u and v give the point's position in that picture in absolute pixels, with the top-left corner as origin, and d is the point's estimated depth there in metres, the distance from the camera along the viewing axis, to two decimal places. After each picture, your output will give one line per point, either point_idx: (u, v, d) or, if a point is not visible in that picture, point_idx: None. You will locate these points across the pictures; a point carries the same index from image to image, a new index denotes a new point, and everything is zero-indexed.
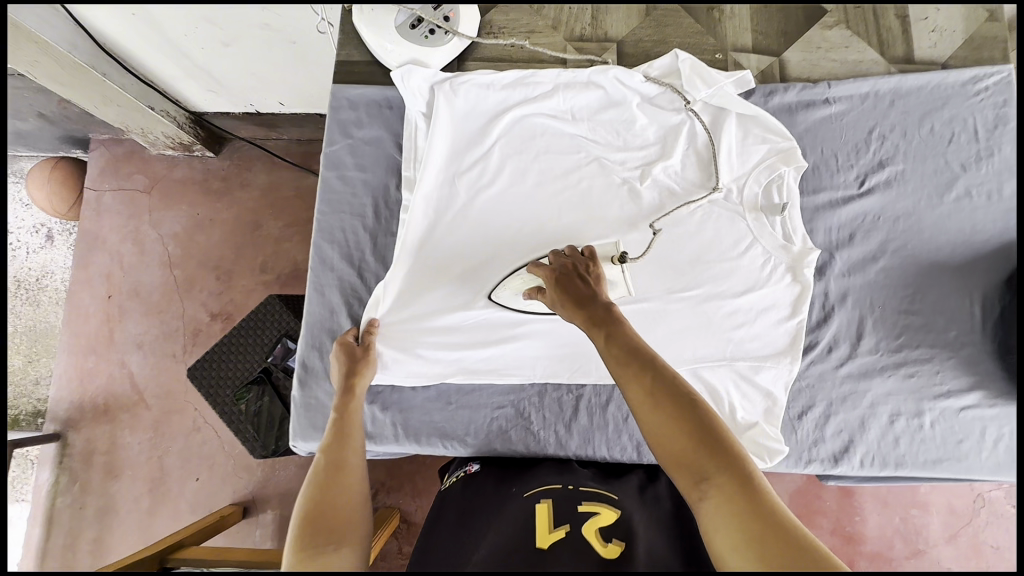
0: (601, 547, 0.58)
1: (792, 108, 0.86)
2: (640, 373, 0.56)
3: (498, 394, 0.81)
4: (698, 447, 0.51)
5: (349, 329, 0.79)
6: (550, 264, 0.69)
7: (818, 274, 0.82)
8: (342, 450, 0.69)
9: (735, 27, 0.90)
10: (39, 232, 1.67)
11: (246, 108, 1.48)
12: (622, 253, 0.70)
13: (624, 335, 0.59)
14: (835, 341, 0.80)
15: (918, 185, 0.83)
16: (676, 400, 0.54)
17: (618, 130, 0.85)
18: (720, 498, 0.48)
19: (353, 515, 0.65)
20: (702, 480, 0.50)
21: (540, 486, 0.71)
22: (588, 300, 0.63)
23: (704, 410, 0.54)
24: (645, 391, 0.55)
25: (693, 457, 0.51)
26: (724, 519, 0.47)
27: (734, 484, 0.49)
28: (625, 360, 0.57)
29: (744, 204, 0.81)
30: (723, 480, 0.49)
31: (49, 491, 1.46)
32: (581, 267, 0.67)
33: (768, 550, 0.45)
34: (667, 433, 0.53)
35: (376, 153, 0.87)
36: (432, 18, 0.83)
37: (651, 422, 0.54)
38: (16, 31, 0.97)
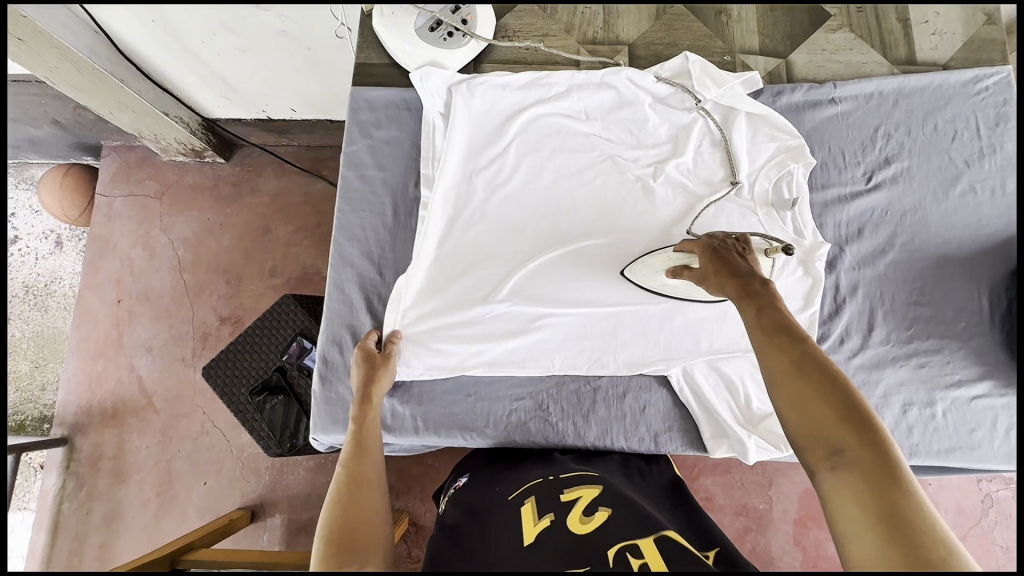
0: (584, 525, 0.60)
1: (799, 108, 0.89)
2: (785, 344, 0.55)
3: (516, 386, 0.82)
4: (838, 421, 0.49)
5: (372, 332, 0.80)
6: (702, 241, 0.69)
7: (829, 267, 0.84)
8: (361, 460, 0.70)
9: (743, 31, 0.93)
10: (48, 238, 1.68)
11: (258, 114, 1.51)
12: (787, 245, 0.64)
13: (772, 308, 0.58)
14: (847, 333, 0.81)
15: (924, 181, 0.86)
16: (821, 374, 0.52)
17: (631, 129, 0.87)
18: (855, 474, 0.46)
19: (377, 528, 0.64)
20: (836, 455, 0.48)
21: (526, 482, 0.72)
22: (744, 273, 0.62)
23: (856, 392, 0.51)
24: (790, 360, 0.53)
25: (830, 431, 0.49)
26: (853, 494, 0.45)
27: (875, 465, 0.46)
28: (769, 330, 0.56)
29: (754, 199, 0.84)
30: (860, 458, 0.46)
31: (56, 496, 1.45)
32: (738, 249, 0.66)
33: (901, 533, 0.42)
34: (804, 404, 0.51)
35: (394, 152, 0.89)
36: (451, 21, 0.85)
37: (792, 390, 0.52)
38: (40, 37, 0.99)
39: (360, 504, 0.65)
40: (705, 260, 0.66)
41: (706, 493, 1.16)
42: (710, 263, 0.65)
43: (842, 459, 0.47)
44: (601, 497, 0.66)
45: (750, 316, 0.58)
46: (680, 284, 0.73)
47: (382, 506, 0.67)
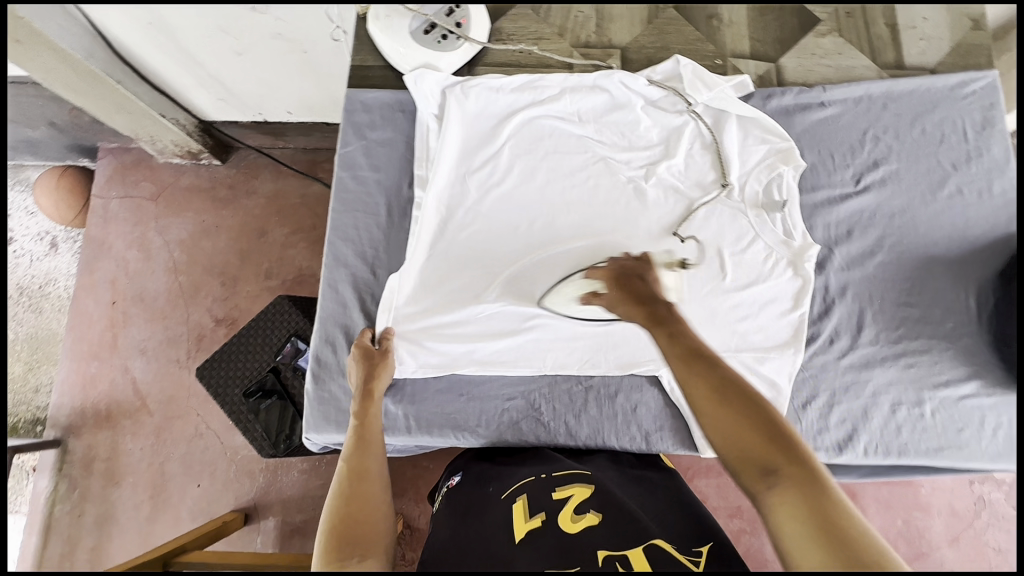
0: (572, 527, 0.62)
1: (789, 111, 0.90)
2: (703, 369, 0.58)
3: (508, 386, 0.82)
4: (762, 439, 0.53)
5: (366, 331, 0.80)
6: (607, 267, 0.74)
7: (818, 268, 0.84)
8: (363, 456, 0.71)
9: (734, 35, 0.94)
10: (44, 240, 1.68)
11: (254, 116, 1.52)
12: (681, 259, 0.75)
13: (685, 337, 0.62)
14: (837, 333, 0.82)
15: (912, 183, 0.87)
16: (739, 396, 0.55)
17: (623, 132, 0.88)
18: (787, 488, 0.49)
19: (380, 522, 0.66)
20: (766, 472, 0.51)
21: (518, 479, 0.72)
22: (649, 299, 0.67)
23: (770, 409, 0.55)
24: (709, 384, 0.57)
25: (757, 449, 0.52)
26: (791, 508, 0.48)
27: (802, 477, 0.49)
28: (686, 358, 0.59)
29: (745, 200, 0.85)
30: (789, 471, 0.50)
31: (48, 498, 1.44)
32: (638, 269, 0.71)
33: (836, 541, 0.45)
34: (729, 427, 0.54)
35: (389, 153, 0.89)
36: (445, 24, 0.86)
37: (718, 416, 0.55)
38: (37, 38, 1.00)
39: (362, 500, 0.67)
40: (614, 290, 0.70)
41: (700, 495, 1.16)
42: (621, 295, 0.69)
43: (772, 475, 0.50)
44: (595, 496, 0.67)
45: (666, 347, 0.62)
46: (593, 308, 0.76)
47: (384, 500, 0.69)
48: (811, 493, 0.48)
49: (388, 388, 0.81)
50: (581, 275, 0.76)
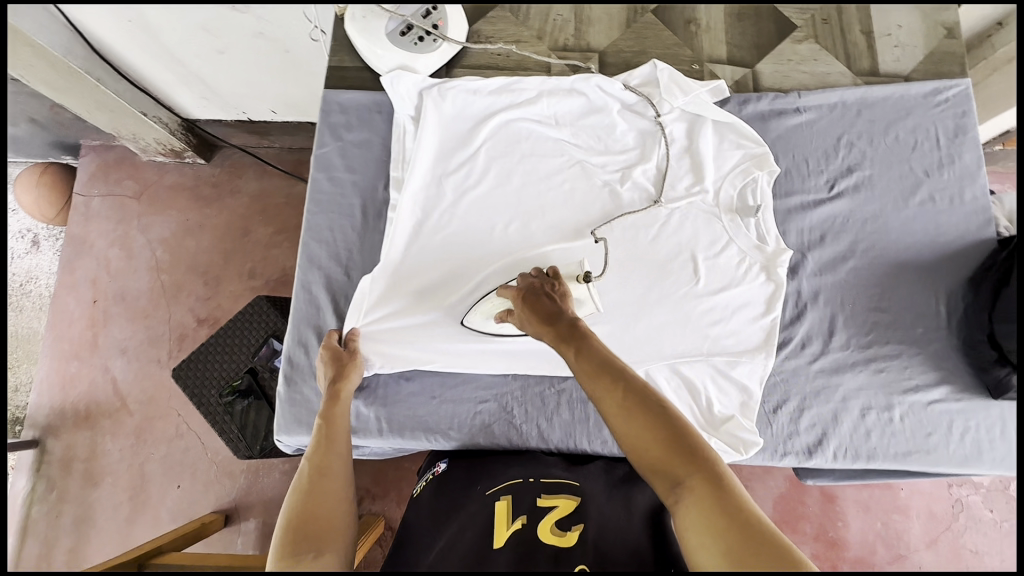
0: (557, 539, 0.60)
1: (765, 116, 0.90)
2: (612, 384, 0.60)
3: (481, 389, 0.82)
4: (669, 449, 0.55)
5: (334, 332, 0.80)
6: (517, 285, 0.75)
7: (791, 273, 0.85)
8: (326, 454, 0.70)
9: (711, 40, 0.94)
10: (25, 237, 1.66)
11: (238, 115, 1.51)
12: (586, 271, 0.75)
13: (593, 351, 0.63)
14: (809, 338, 0.82)
15: (885, 189, 0.88)
16: (643, 409, 0.57)
17: (600, 135, 0.88)
18: (695, 498, 0.51)
19: (339, 520, 0.64)
20: (674, 484, 0.53)
21: (504, 480, 0.72)
22: (558, 316, 0.68)
23: (674, 416, 0.57)
24: (617, 399, 0.59)
25: (664, 461, 0.55)
26: (698, 519, 0.50)
27: (707, 485, 0.52)
28: (595, 374, 0.61)
29: (719, 205, 0.85)
30: (694, 482, 0.52)
31: (25, 499, 1.43)
32: (546, 286, 0.73)
33: (735, 537, 0.48)
34: (639, 442, 0.56)
35: (365, 155, 0.89)
36: (422, 25, 0.86)
37: (627, 429, 0.57)
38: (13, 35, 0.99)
39: (322, 496, 0.65)
40: (527, 308, 0.71)
41: None
42: (532, 312, 0.70)
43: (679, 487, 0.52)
44: (579, 509, 0.65)
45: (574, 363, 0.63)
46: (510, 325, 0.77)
47: (347, 499, 0.68)
48: (714, 501, 0.50)
49: (359, 389, 0.80)
50: (496, 292, 0.77)
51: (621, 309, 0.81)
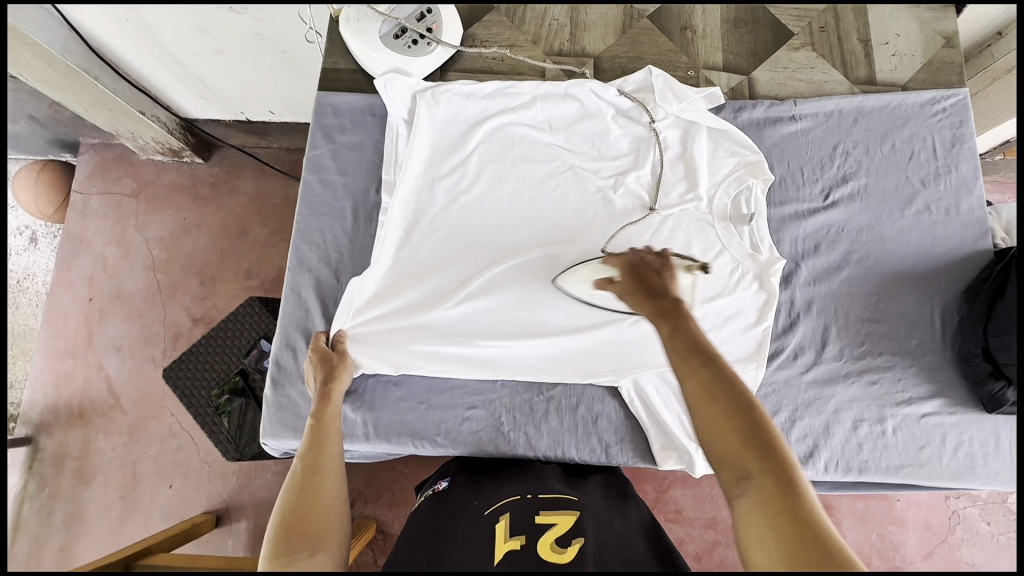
0: (557, 557, 0.59)
1: (760, 124, 0.90)
2: (695, 367, 0.57)
3: (470, 395, 0.81)
4: (744, 443, 0.52)
5: (321, 334, 0.80)
6: (627, 256, 0.72)
7: (784, 282, 0.84)
8: (318, 455, 0.69)
9: (707, 47, 0.94)
10: (24, 234, 1.66)
11: (237, 115, 1.51)
12: (702, 262, 0.71)
13: (689, 332, 0.60)
14: (801, 348, 0.82)
15: (880, 199, 0.87)
16: (727, 398, 0.55)
17: (593, 141, 0.88)
18: (761, 499, 0.50)
19: (332, 520, 0.65)
20: (742, 479, 0.51)
21: (503, 496, 0.70)
22: (658, 292, 0.66)
23: (759, 411, 0.54)
24: (700, 383, 0.56)
25: (737, 454, 0.52)
26: (757, 518, 0.49)
27: (778, 488, 0.49)
28: (682, 355, 0.59)
29: (712, 212, 0.84)
30: (765, 482, 0.50)
31: (16, 496, 1.42)
32: (657, 265, 0.69)
33: (793, 548, 0.46)
34: (715, 429, 0.54)
35: (357, 158, 0.89)
36: (416, 29, 0.86)
37: (706, 417, 0.55)
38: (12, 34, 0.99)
39: (316, 496, 0.65)
40: (626, 280, 0.70)
41: (676, 506, 1.15)
42: (629, 285, 0.69)
43: (747, 484, 0.51)
44: (578, 523, 0.65)
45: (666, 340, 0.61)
46: (606, 295, 0.76)
47: (339, 499, 0.68)
48: (782, 506, 0.49)
49: (346, 393, 0.80)
50: (598, 259, 0.74)
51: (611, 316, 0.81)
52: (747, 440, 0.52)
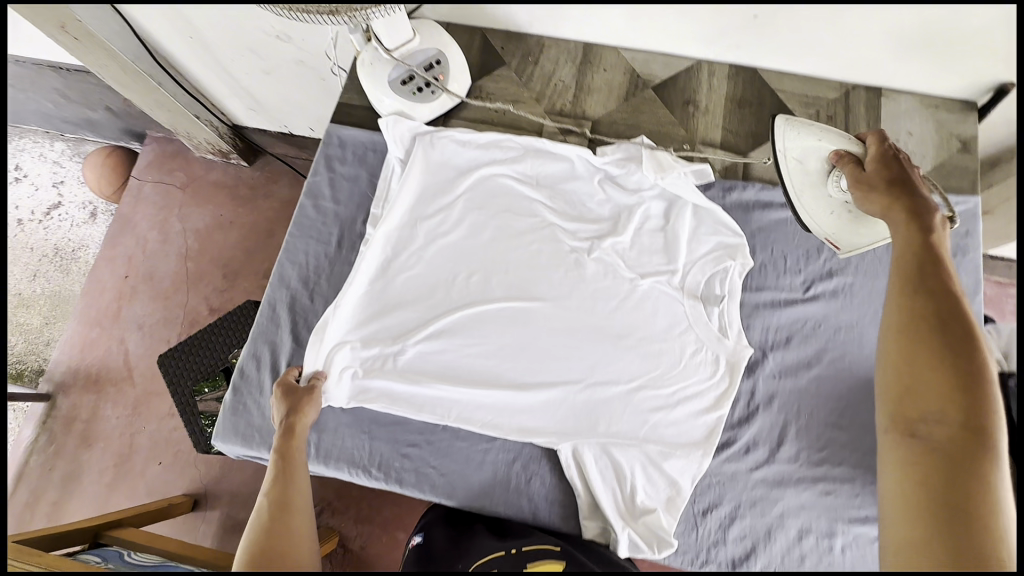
0: None
1: (748, 206, 0.89)
2: (918, 305, 0.63)
3: (413, 432, 0.82)
4: (940, 390, 0.59)
5: (291, 369, 0.83)
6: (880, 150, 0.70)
7: (748, 371, 0.81)
8: (289, 485, 0.71)
9: (707, 123, 0.96)
10: (85, 209, 1.83)
11: (281, 127, 1.64)
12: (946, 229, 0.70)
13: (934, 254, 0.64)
14: (755, 443, 0.78)
15: (866, 300, 0.84)
16: (943, 344, 0.60)
17: (577, 202, 0.89)
18: (931, 444, 0.57)
19: (306, 552, 0.66)
20: (921, 420, 0.59)
21: (485, 554, 0.73)
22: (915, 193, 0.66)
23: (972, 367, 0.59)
24: (908, 326, 0.62)
25: (925, 396, 0.59)
26: (912, 456, 0.58)
27: (955, 439, 0.56)
28: (905, 289, 0.64)
29: (683, 287, 0.84)
30: (944, 431, 0.57)
31: (27, 447, 1.54)
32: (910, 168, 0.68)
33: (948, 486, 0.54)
34: (912, 369, 0.61)
35: (352, 188, 0.94)
36: (423, 76, 0.91)
37: (914, 356, 0.61)
38: (99, 47, 1.13)
39: (287, 530, 0.66)
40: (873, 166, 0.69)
41: None
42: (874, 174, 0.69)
43: (931, 431, 0.58)
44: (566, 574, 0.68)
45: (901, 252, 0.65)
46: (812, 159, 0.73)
47: (309, 531, 0.69)
48: (951, 455, 0.56)
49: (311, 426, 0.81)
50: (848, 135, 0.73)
51: (565, 378, 0.81)
52: (943, 389, 0.58)
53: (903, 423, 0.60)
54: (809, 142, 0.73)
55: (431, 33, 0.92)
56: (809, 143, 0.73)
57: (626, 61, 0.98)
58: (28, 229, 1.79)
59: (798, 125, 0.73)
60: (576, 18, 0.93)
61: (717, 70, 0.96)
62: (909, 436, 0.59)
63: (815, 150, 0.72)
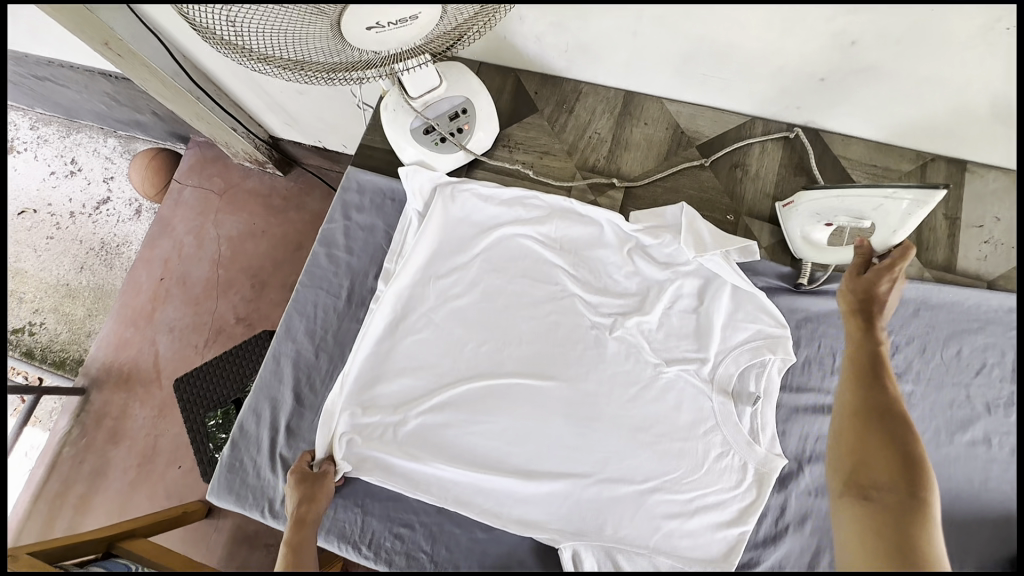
0: None
1: (796, 293, 0.80)
2: (870, 394, 0.59)
3: (409, 511, 0.78)
4: (888, 464, 0.54)
5: (304, 454, 0.78)
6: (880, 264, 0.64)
7: (779, 484, 0.74)
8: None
9: (756, 189, 0.86)
10: (131, 206, 1.82)
11: (315, 142, 1.62)
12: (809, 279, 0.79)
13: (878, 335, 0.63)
14: (780, 568, 0.71)
15: (927, 415, 0.73)
16: (891, 426, 0.56)
17: (601, 273, 0.82)
18: (881, 511, 0.51)
19: None
20: (874, 489, 0.53)
21: None
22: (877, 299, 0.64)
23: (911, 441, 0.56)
24: (858, 406, 0.59)
25: (875, 466, 0.55)
26: (862, 523, 0.51)
27: (907, 512, 0.51)
28: (857, 377, 0.61)
29: (713, 380, 0.76)
30: (898, 499, 0.51)
31: (60, 438, 1.54)
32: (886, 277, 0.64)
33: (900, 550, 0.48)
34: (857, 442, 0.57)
35: (367, 239, 0.90)
36: (444, 128, 0.86)
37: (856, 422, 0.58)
38: (143, 68, 1.11)
39: None
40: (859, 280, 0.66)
41: None
42: (850, 279, 0.67)
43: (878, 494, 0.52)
44: None
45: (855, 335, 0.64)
46: (876, 215, 0.66)
47: None
48: (903, 524, 0.50)
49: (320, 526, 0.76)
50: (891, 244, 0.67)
51: (573, 469, 0.75)
52: (892, 461, 0.54)
53: (854, 488, 0.54)
54: (896, 207, 0.64)
55: (458, 80, 0.85)
56: (888, 211, 0.65)
57: (670, 115, 0.90)
58: (79, 222, 1.80)
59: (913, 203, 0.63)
60: (620, 67, 0.85)
61: (772, 130, 0.87)
62: (861, 502, 0.53)
63: (881, 215, 0.66)
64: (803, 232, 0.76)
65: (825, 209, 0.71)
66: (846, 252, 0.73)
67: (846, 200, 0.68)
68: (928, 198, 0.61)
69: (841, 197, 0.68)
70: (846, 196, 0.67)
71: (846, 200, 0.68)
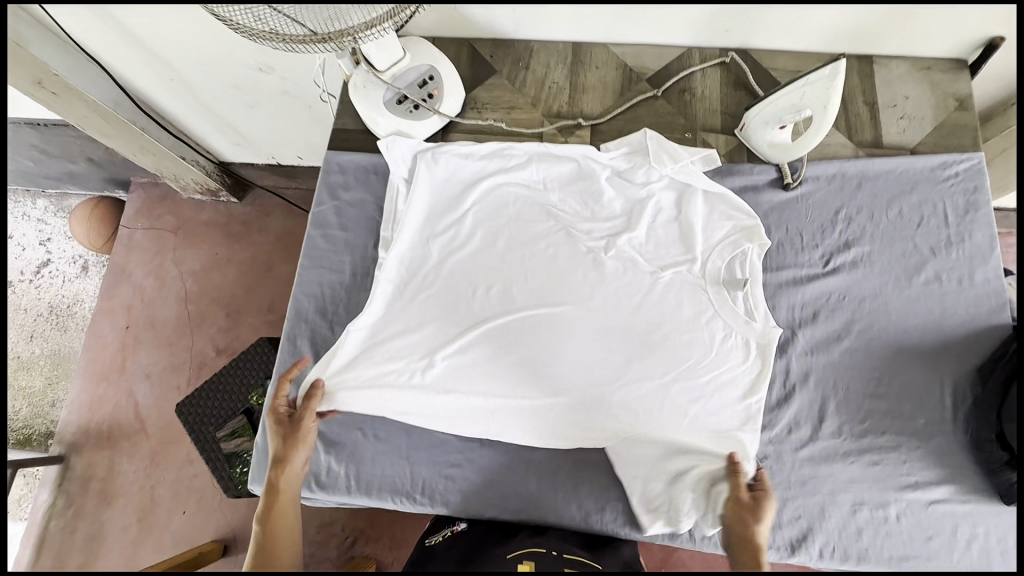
0: None
1: (758, 188, 0.90)
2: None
3: (454, 453, 0.83)
4: None
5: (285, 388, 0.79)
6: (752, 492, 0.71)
7: (780, 351, 0.82)
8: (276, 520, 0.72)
9: (705, 109, 0.96)
10: (76, 262, 1.72)
11: (269, 159, 1.56)
12: (789, 180, 0.88)
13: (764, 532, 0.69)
14: (796, 422, 0.79)
15: (885, 266, 0.84)
16: None
17: (588, 202, 0.88)
18: None
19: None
20: None
21: (524, 548, 0.75)
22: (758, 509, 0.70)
23: None
24: None
25: None
26: None
27: None
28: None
29: (705, 275, 0.84)
30: None
31: (45, 513, 1.42)
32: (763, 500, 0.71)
33: None
34: None
35: (359, 214, 0.93)
36: (416, 95, 0.90)
37: None
38: (91, 108, 1.08)
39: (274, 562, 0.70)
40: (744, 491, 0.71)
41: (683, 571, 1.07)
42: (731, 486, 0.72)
43: None
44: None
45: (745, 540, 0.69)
46: (804, 96, 0.77)
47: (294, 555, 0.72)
48: None
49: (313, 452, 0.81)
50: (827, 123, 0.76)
51: (599, 379, 0.80)
52: None
53: None
54: (815, 87, 0.75)
55: (421, 51, 0.91)
56: (813, 92, 0.76)
57: (617, 56, 0.98)
58: (20, 289, 1.69)
59: (827, 78, 0.73)
60: (565, 19, 0.92)
61: (708, 56, 0.97)
62: None
63: (810, 98, 0.76)
64: (766, 140, 0.87)
65: (773, 113, 0.83)
66: (804, 144, 0.81)
67: (782, 100, 0.81)
68: (832, 68, 0.72)
69: (779, 97, 0.81)
70: (782, 95, 0.80)
71: (782, 100, 0.81)
